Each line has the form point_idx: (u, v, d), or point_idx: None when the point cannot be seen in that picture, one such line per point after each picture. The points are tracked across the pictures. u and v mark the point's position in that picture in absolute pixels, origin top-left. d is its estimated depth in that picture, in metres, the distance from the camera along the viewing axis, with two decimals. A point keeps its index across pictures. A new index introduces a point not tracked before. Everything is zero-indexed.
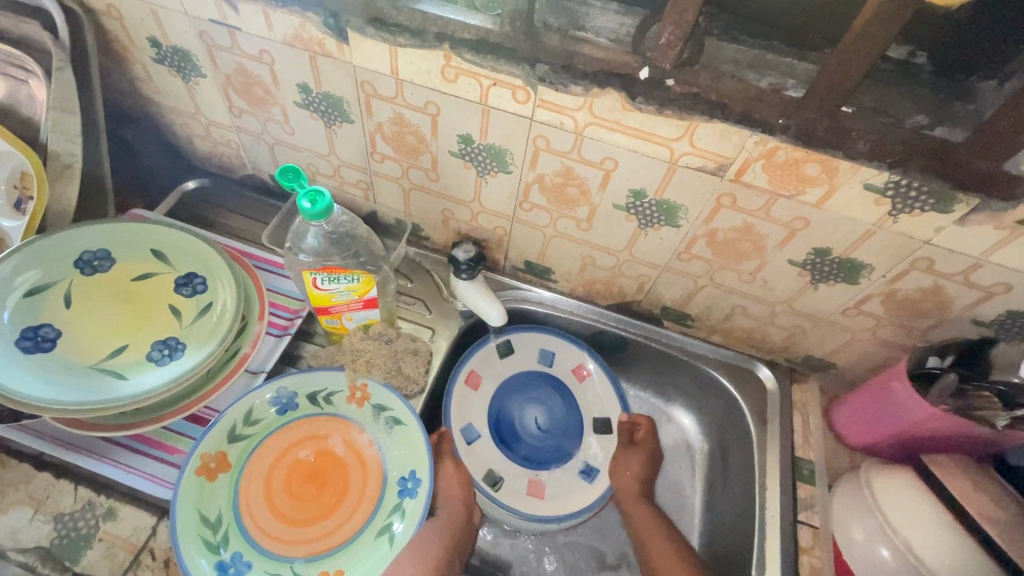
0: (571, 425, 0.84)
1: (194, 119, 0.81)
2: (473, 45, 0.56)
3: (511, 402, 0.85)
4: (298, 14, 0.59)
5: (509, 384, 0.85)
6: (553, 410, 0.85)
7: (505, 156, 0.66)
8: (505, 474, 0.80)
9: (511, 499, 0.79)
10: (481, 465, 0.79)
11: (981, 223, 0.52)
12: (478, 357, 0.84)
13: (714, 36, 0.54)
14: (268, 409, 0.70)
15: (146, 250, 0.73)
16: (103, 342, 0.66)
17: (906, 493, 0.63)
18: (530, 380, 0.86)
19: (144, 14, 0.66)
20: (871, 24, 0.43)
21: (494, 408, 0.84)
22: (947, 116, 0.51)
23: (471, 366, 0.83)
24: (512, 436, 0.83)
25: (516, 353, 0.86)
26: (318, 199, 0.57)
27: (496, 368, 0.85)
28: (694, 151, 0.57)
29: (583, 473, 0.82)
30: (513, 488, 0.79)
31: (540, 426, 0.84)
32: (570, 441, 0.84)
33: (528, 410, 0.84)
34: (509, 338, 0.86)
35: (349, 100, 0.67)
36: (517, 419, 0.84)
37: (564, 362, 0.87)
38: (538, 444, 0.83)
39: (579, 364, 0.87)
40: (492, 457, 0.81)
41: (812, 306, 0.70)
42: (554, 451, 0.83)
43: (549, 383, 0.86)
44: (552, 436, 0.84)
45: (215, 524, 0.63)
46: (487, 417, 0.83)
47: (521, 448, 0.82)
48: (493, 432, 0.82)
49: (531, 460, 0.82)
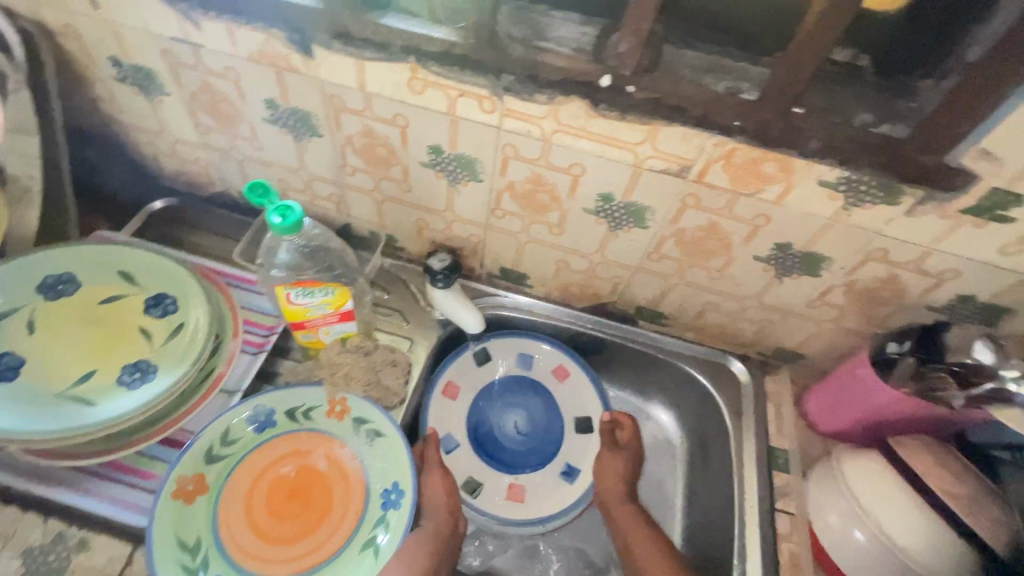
0: (552, 427, 0.85)
1: (160, 137, 0.80)
2: (439, 57, 0.57)
3: (489, 408, 0.85)
4: (263, 31, 0.60)
5: (487, 390, 0.86)
6: (533, 414, 0.86)
7: (476, 165, 0.67)
8: (486, 481, 0.81)
9: (491, 504, 0.79)
10: (461, 473, 0.80)
11: (928, 214, 0.56)
12: (455, 366, 0.85)
13: (671, 44, 0.56)
14: (246, 427, 0.69)
15: (114, 272, 0.71)
16: (70, 369, 0.64)
17: (874, 475, 0.66)
18: (509, 384, 0.87)
19: (104, 34, 0.66)
20: (816, 28, 0.45)
21: (473, 415, 0.84)
22: (892, 115, 0.53)
23: (448, 375, 0.84)
24: (491, 442, 0.83)
25: (494, 359, 0.87)
26: (288, 214, 0.57)
27: (474, 375, 0.86)
28: (658, 154, 0.59)
29: (563, 474, 0.82)
30: (494, 494, 0.80)
31: (521, 431, 0.85)
32: (551, 443, 0.84)
33: (508, 415, 0.85)
34: (485, 346, 0.87)
35: (318, 114, 0.68)
36: (497, 425, 0.84)
37: (541, 364, 0.88)
38: (519, 448, 0.84)
39: (556, 365, 0.88)
40: (472, 465, 0.81)
41: (779, 299, 0.73)
42: (534, 453, 0.83)
43: (528, 387, 0.87)
44: (532, 439, 0.84)
45: (195, 548, 0.62)
46: (467, 426, 0.83)
47: (502, 454, 0.83)
48: (473, 439, 0.83)
49: (512, 465, 0.82)
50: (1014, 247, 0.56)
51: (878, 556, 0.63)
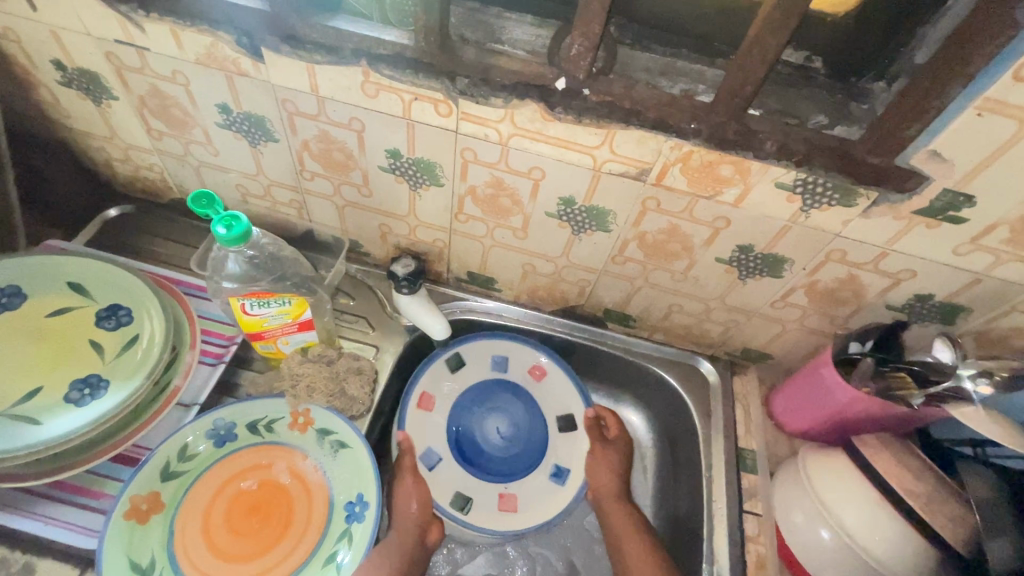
0: (535, 429, 0.83)
1: (111, 143, 0.78)
2: (391, 60, 0.56)
3: (469, 417, 0.83)
4: (209, 34, 0.58)
5: (463, 399, 0.83)
6: (513, 416, 0.83)
7: (436, 169, 0.66)
8: (475, 495, 0.78)
9: (483, 518, 0.76)
10: (446, 491, 0.77)
11: (882, 215, 0.56)
12: (428, 376, 0.82)
13: (626, 46, 0.56)
14: (204, 441, 0.67)
15: (64, 283, 0.69)
16: (14, 385, 0.62)
17: (838, 476, 0.66)
18: (485, 389, 0.85)
19: (44, 36, 0.63)
20: (764, 31, 0.45)
21: (452, 428, 0.81)
22: (844, 117, 0.53)
23: (421, 388, 0.81)
24: (476, 452, 0.81)
25: (467, 366, 0.85)
26: (234, 223, 0.55)
27: (447, 383, 0.84)
28: (615, 158, 0.58)
29: (553, 476, 0.81)
30: (484, 508, 0.77)
31: (503, 436, 0.82)
32: (535, 446, 0.82)
33: (488, 422, 0.83)
34: (457, 350, 0.85)
35: (272, 119, 0.66)
36: (478, 434, 0.82)
37: (516, 365, 0.86)
38: (503, 454, 0.82)
39: (532, 366, 0.86)
40: (457, 480, 0.78)
41: (743, 301, 0.73)
42: (521, 458, 0.81)
43: (505, 390, 0.85)
44: (516, 443, 0.82)
45: (149, 569, 0.59)
46: (446, 437, 0.81)
47: (487, 463, 0.81)
48: (456, 453, 0.80)
49: (500, 474, 0.80)
50: (966, 247, 0.56)
51: (841, 557, 0.64)
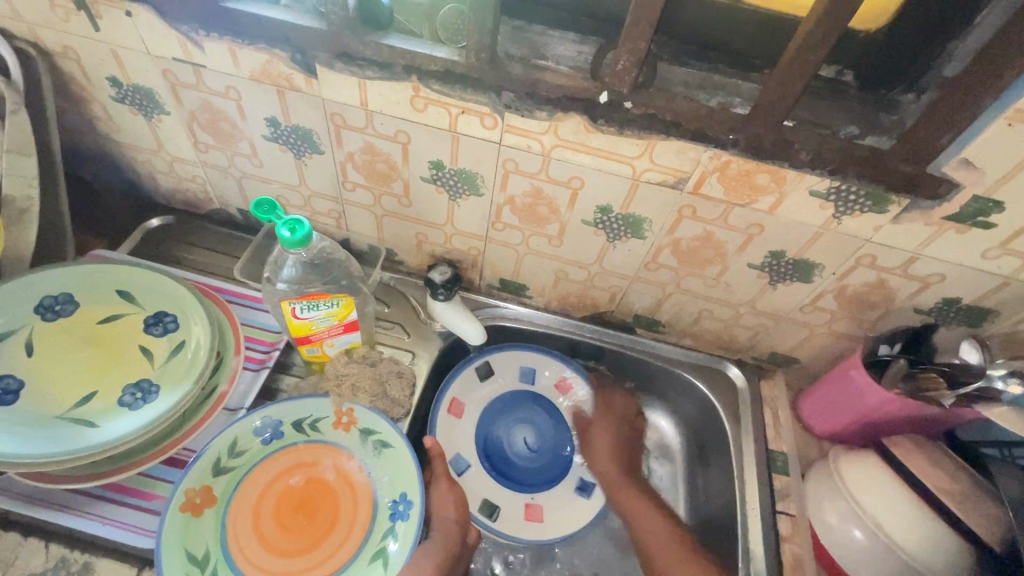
0: (561, 440, 0.86)
1: (157, 156, 0.80)
2: (441, 76, 0.58)
3: (498, 427, 0.85)
4: (266, 52, 0.61)
5: (493, 408, 0.86)
6: (542, 423, 0.86)
7: (476, 179, 0.69)
8: (502, 502, 0.80)
9: (510, 526, 0.78)
10: (475, 497, 0.79)
11: (913, 221, 0.58)
12: (459, 383, 0.85)
13: (665, 61, 0.59)
14: (253, 438, 0.68)
15: (113, 291, 0.71)
16: (71, 390, 0.64)
17: (870, 476, 0.68)
18: (515, 400, 0.87)
19: (103, 55, 0.66)
20: (803, 48, 0.47)
21: (481, 435, 0.84)
22: (875, 128, 0.56)
23: (452, 394, 0.84)
24: (503, 462, 0.83)
25: (495, 376, 0.87)
26: (297, 227, 0.58)
27: (477, 393, 0.86)
28: (655, 167, 0.61)
29: (579, 489, 0.83)
30: (511, 515, 0.79)
31: (530, 446, 0.85)
32: (561, 457, 0.85)
33: (516, 432, 0.85)
34: (487, 359, 0.87)
35: (319, 132, 0.69)
36: (507, 442, 0.84)
37: (543, 378, 0.89)
38: (530, 464, 0.84)
39: (559, 378, 0.89)
40: (485, 488, 0.80)
41: (773, 306, 0.75)
42: (547, 470, 0.84)
43: (534, 402, 0.88)
44: (542, 454, 0.85)
45: (203, 562, 0.61)
46: (475, 446, 0.83)
47: (516, 472, 0.83)
48: (484, 460, 0.82)
49: (527, 484, 0.82)
50: (994, 251, 0.58)
51: (876, 554, 0.65)
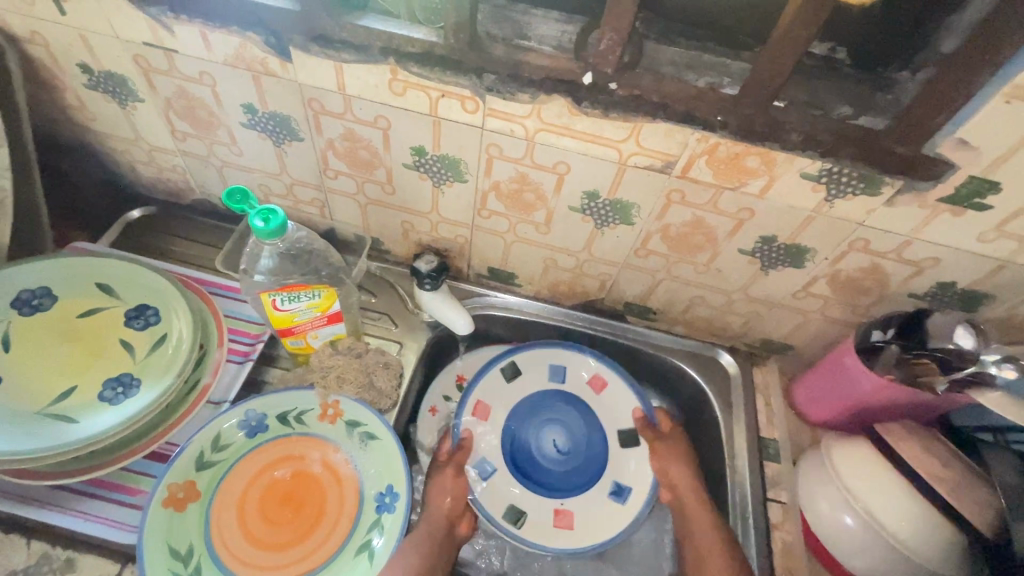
0: (595, 442, 0.80)
1: (135, 145, 0.78)
2: (419, 58, 0.56)
3: (526, 430, 0.81)
4: (238, 34, 0.58)
5: (520, 408, 0.81)
6: (574, 424, 0.81)
7: (460, 165, 0.67)
8: (530, 509, 0.76)
9: (536, 535, 0.74)
10: (500, 504, 0.75)
11: (907, 204, 0.56)
12: (484, 386, 0.81)
13: (652, 39, 0.56)
14: (237, 432, 0.68)
15: (92, 285, 0.70)
16: (50, 386, 0.63)
17: (862, 463, 0.67)
18: (543, 399, 0.82)
19: (71, 39, 0.64)
20: (794, 24, 0.45)
21: (507, 438, 0.80)
22: (869, 107, 0.54)
23: (476, 397, 0.80)
24: (532, 466, 0.79)
25: (523, 376, 0.83)
26: (271, 217, 0.56)
27: (504, 394, 0.82)
28: (641, 151, 0.59)
29: (613, 494, 0.77)
30: (539, 522, 0.75)
31: (560, 449, 0.80)
32: (594, 460, 0.79)
33: (545, 434, 0.81)
34: (512, 359, 0.83)
35: (297, 118, 0.66)
36: (535, 446, 0.80)
37: (574, 375, 0.84)
38: (560, 468, 0.79)
39: (593, 373, 0.84)
40: (511, 492, 0.77)
41: (764, 292, 0.74)
42: (579, 473, 0.79)
43: (564, 400, 0.82)
44: (573, 457, 0.80)
45: (186, 556, 0.60)
46: (501, 448, 0.79)
47: (545, 478, 0.78)
48: (510, 464, 0.78)
49: (559, 489, 0.78)
50: (990, 234, 0.57)
51: (866, 541, 0.65)
